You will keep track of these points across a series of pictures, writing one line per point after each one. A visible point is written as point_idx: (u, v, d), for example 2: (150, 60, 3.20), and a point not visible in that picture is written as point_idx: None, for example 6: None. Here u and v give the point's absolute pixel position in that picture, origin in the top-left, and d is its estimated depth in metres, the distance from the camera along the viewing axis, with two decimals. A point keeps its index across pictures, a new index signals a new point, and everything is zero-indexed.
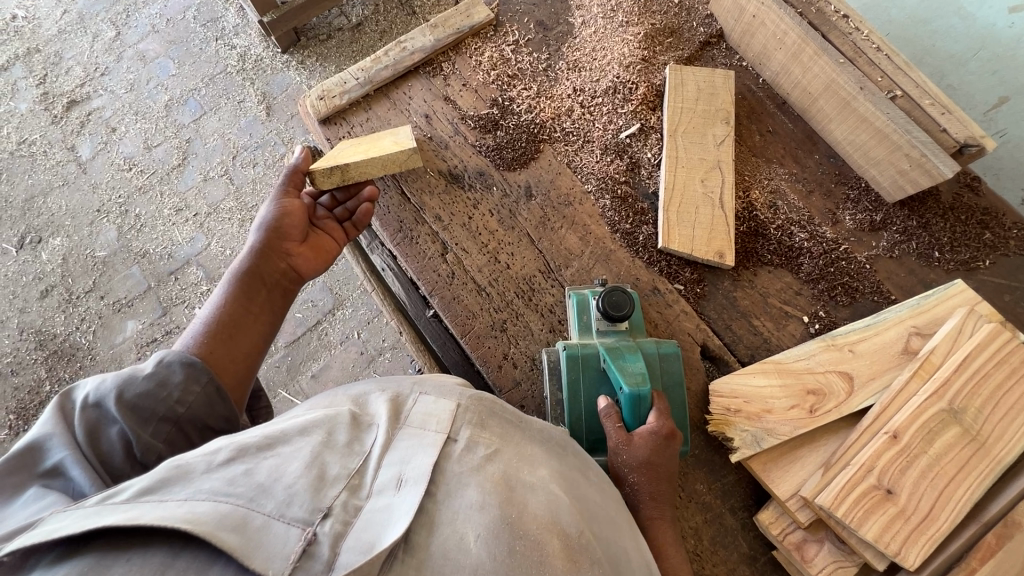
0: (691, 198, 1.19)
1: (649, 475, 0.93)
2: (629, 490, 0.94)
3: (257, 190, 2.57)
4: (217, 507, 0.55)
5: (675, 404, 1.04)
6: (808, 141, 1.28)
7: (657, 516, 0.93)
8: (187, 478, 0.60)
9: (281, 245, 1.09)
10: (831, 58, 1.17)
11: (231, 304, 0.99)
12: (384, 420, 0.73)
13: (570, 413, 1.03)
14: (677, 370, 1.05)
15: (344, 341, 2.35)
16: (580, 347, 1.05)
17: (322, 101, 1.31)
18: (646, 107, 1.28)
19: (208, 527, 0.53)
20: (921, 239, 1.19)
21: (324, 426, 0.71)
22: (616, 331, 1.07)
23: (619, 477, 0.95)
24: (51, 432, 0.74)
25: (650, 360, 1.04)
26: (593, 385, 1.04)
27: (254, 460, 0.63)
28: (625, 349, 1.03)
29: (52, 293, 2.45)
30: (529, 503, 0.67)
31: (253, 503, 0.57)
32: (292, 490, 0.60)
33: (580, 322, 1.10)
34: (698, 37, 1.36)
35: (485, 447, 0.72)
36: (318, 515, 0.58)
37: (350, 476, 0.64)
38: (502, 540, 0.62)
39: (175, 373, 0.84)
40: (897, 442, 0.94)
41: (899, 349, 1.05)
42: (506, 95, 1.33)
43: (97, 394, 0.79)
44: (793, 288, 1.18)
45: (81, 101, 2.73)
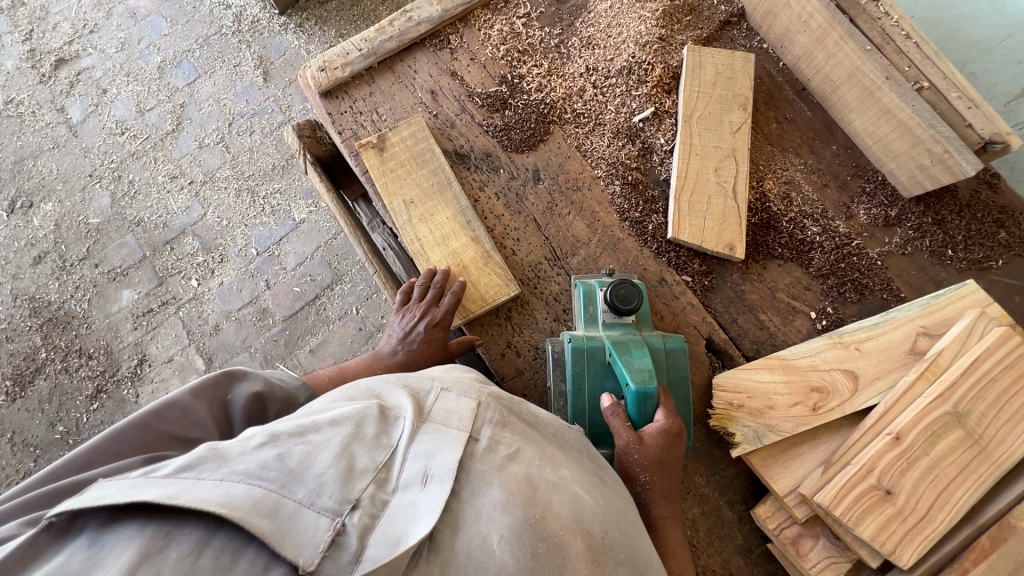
0: (703, 187, 1.16)
1: (659, 473, 0.93)
2: (641, 489, 0.93)
3: (254, 159, 2.50)
4: (251, 492, 0.55)
5: (680, 399, 1.03)
6: (826, 130, 1.24)
7: (669, 515, 0.93)
8: (222, 460, 0.59)
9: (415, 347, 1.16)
10: (858, 44, 1.11)
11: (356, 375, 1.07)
12: (410, 412, 0.72)
13: (574, 406, 1.03)
14: (682, 365, 1.04)
15: (342, 316, 2.34)
16: (585, 340, 1.03)
17: (323, 73, 1.24)
18: (661, 90, 1.23)
19: (242, 511, 0.53)
20: (935, 236, 1.17)
21: (353, 416, 0.69)
22: (622, 323, 1.06)
23: (630, 477, 0.94)
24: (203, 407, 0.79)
25: (656, 355, 1.03)
26: (598, 379, 1.03)
27: (286, 445, 0.62)
28: (632, 342, 1.01)
29: (45, 260, 2.41)
30: (552, 504, 0.66)
31: (285, 489, 0.57)
32: (322, 479, 0.60)
33: (586, 313, 1.08)
34: (718, 16, 1.30)
35: (507, 447, 0.72)
36: (347, 506, 0.58)
37: (377, 468, 0.64)
38: (525, 540, 0.61)
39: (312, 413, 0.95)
40: (899, 443, 0.94)
41: (907, 349, 1.05)
42: (515, 72, 1.27)
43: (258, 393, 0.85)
44: (802, 282, 1.17)
45: (70, 60, 2.63)
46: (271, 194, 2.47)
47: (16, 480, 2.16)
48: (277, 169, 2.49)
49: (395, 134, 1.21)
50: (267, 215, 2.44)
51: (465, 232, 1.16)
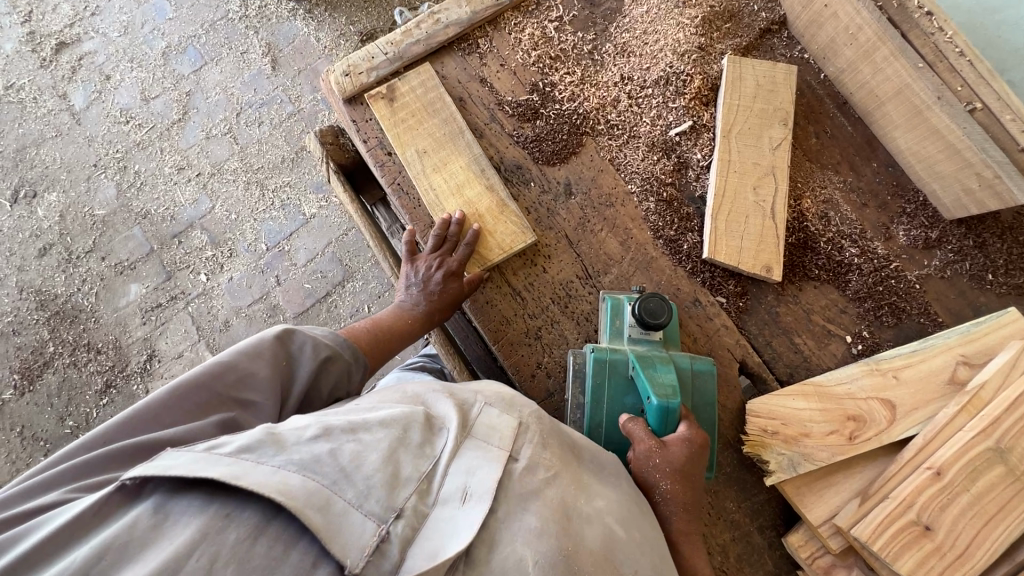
0: (741, 206, 1.13)
1: (683, 483, 0.89)
2: (659, 498, 0.89)
3: (263, 151, 2.44)
4: (307, 484, 0.59)
5: (704, 421, 1.01)
6: (867, 147, 1.21)
7: (690, 531, 0.88)
8: (280, 445, 0.63)
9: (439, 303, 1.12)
10: (909, 61, 1.06)
11: (385, 325, 1.05)
12: (455, 426, 0.73)
13: (592, 417, 1.00)
14: (709, 389, 1.02)
15: (354, 314, 2.32)
16: (609, 352, 1.01)
17: (348, 78, 1.20)
18: (699, 103, 1.18)
19: (298, 503, 0.57)
20: (976, 260, 1.14)
21: (402, 420, 0.71)
22: (649, 339, 1.04)
23: (649, 485, 0.89)
24: (257, 366, 0.81)
25: (684, 374, 1.00)
26: (620, 393, 1.00)
27: (338, 440, 0.66)
28: (660, 359, 0.99)
29: (51, 252, 2.36)
30: (585, 536, 0.68)
31: (336, 487, 0.61)
32: (371, 482, 0.63)
33: (612, 326, 1.06)
34: (759, 23, 1.24)
35: (545, 470, 0.73)
36: (392, 514, 0.62)
37: (421, 478, 0.66)
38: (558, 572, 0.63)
39: (358, 372, 0.95)
40: (940, 479, 0.92)
41: (946, 378, 1.03)
42: (547, 79, 1.23)
43: (307, 355, 0.86)
44: (839, 305, 1.15)
45: (71, 44, 2.55)
46: (281, 187, 2.41)
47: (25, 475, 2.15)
48: (286, 162, 2.43)
49: (402, 79, 1.20)
50: (276, 209, 2.40)
51: (497, 243, 1.13)
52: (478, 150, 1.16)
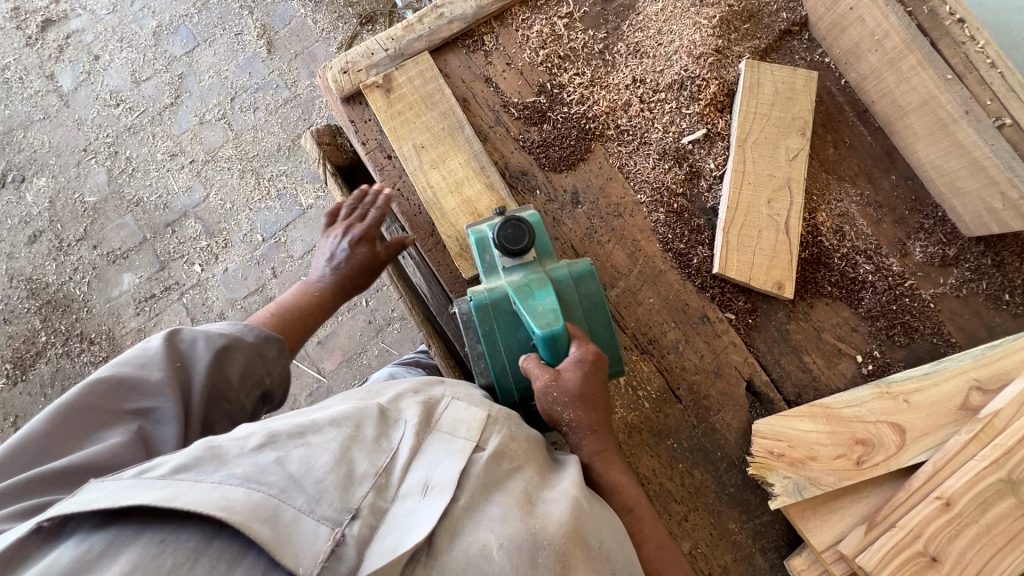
0: (754, 219, 1.09)
1: (584, 406, 0.86)
2: (568, 430, 0.87)
3: (258, 138, 2.37)
4: (250, 496, 0.57)
5: (601, 327, 0.97)
6: (886, 158, 1.16)
7: (605, 449, 0.87)
8: (220, 460, 0.61)
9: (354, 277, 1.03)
10: (937, 72, 1.02)
11: (295, 306, 0.97)
12: (413, 420, 0.74)
13: (494, 366, 0.96)
14: (594, 291, 0.97)
15: (351, 308, 2.18)
16: (486, 293, 0.95)
17: (346, 75, 1.14)
18: (714, 109, 1.13)
19: (241, 516, 0.55)
20: (993, 279, 1.10)
21: (353, 418, 0.71)
22: (522, 264, 0.96)
23: (555, 418, 0.87)
24: (146, 373, 0.75)
25: (563, 288, 0.95)
26: (509, 330, 0.95)
27: (285, 448, 0.64)
28: (535, 282, 0.93)
29: (41, 239, 2.31)
30: (552, 516, 0.67)
31: (284, 495, 0.59)
32: (322, 485, 0.61)
33: (484, 263, 0.98)
34: (779, 24, 1.19)
35: (509, 460, 0.73)
36: (347, 516, 0.60)
37: (377, 474, 0.66)
38: (524, 553, 0.62)
39: (272, 348, 0.87)
40: (949, 509, 0.91)
41: (958, 403, 1.01)
42: (555, 80, 1.17)
43: (201, 347, 0.79)
44: (850, 323, 1.11)
45: (58, 21, 2.46)
46: (277, 176, 2.34)
47: None
48: (282, 150, 2.36)
49: (402, 74, 1.14)
50: (272, 198, 2.33)
51: None
52: (482, 155, 1.11)
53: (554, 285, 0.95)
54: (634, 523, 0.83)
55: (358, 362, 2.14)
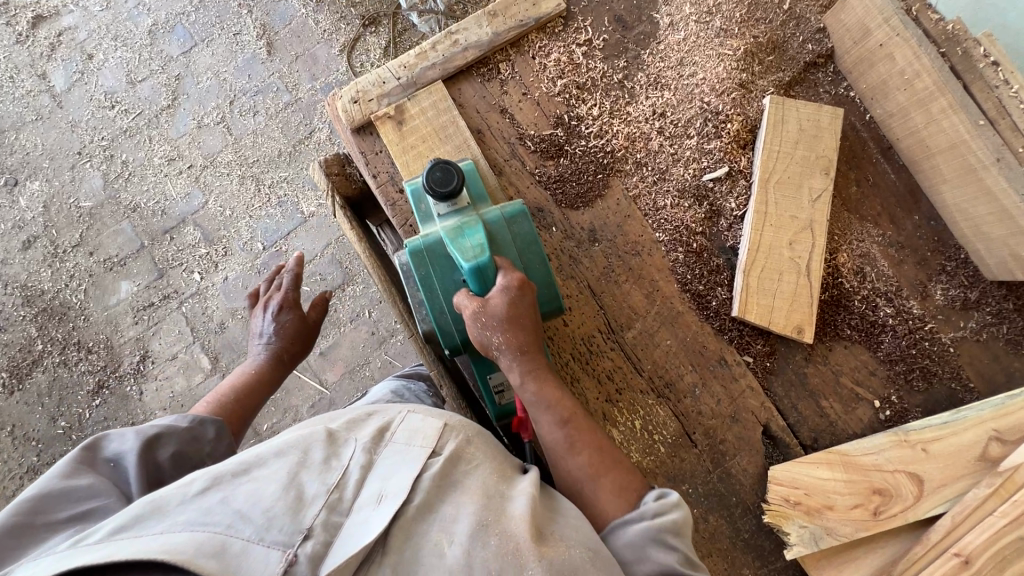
0: (775, 262, 1.06)
1: (509, 327, 0.87)
2: (497, 353, 0.88)
3: (258, 143, 2.30)
4: (194, 536, 0.55)
5: (536, 264, 0.96)
6: (909, 198, 1.13)
7: (534, 367, 0.87)
8: (162, 511, 0.59)
9: (281, 348, 1.15)
10: (969, 116, 1.00)
11: (236, 386, 1.07)
12: (364, 439, 0.72)
13: (432, 310, 0.95)
14: (527, 229, 0.97)
15: (354, 319, 2.14)
16: (420, 239, 0.94)
17: (356, 105, 1.11)
18: (737, 146, 1.10)
19: (186, 555, 0.53)
20: (1015, 324, 1.07)
21: (301, 444, 0.69)
22: (456, 208, 0.96)
23: (485, 345, 0.89)
24: (75, 482, 0.71)
25: (495, 228, 0.95)
26: (445, 273, 0.94)
27: (230, 486, 0.62)
28: (466, 224, 0.94)
29: (36, 245, 2.25)
30: (507, 508, 0.65)
31: (231, 528, 0.57)
32: (272, 513, 0.60)
33: (418, 212, 0.98)
34: (804, 57, 1.16)
35: (467, 462, 0.71)
36: (299, 537, 0.58)
37: (329, 492, 0.64)
38: (477, 541, 0.60)
39: (208, 429, 0.88)
40: (967, 566, 0.92)
41: (976, 454, 0.99)
42: (574, 112, 1.14)
43: (131, 438, 0.78)
44: (868, 367, 1.09)
45: (50, 18, 2.39)
46: (277, 183, 2.27)
47: (17, 474, 2.07)
48: (283, 155, 2.29)
49: (415, 105, 1.11)
50: (272, 206, 2.26)
51: None
52: (498, 192, 1.08)
53: (487, 227, 0.95)
54: (573, 433, 0.82)
55: (361, 374, 2.10)
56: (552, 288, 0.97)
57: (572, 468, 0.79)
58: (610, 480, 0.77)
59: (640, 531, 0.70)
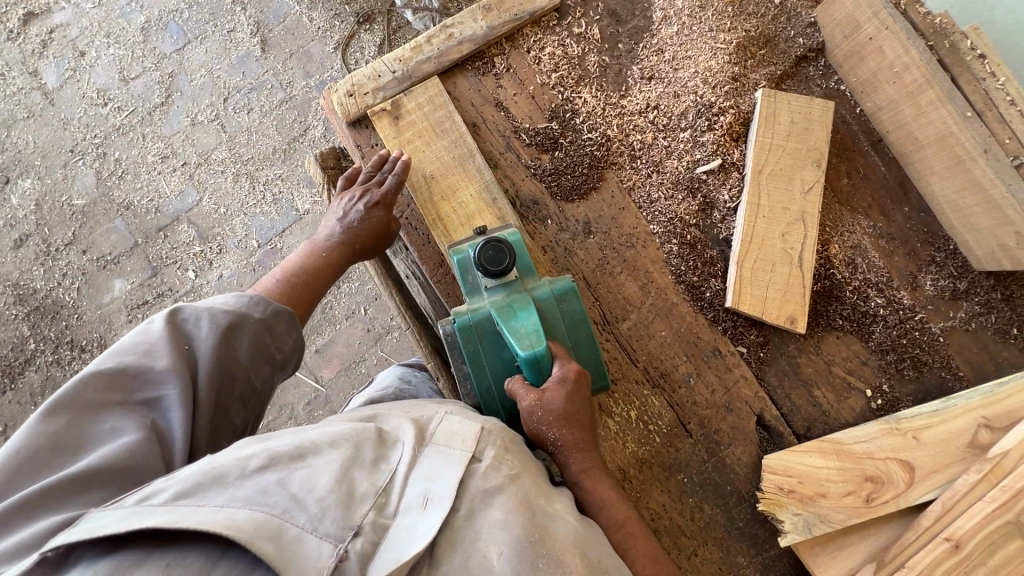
0: (768, 253, 1.07)
1: (568, 426, 0.83)
2: (552, 449, 0.84)
3: (253, 140, 2.29)
4: (254, 515, 0.54)
5: (584, 342, 0.95)
6: (899, 190, 1.15)
7: (590, 467, 0.83)
8: (221, 484, 0.58)
9: (357, 245, 1.02)
10: (957, 109, 1.01)
11: (303, 269, 0.97)
12: (410, 437, 0.70)
13: (479, 386, 0.93)
14: (577, 307, 0.95)
15: (349, 316, 2.13)
16: (470, 315, 0.93)
17: (352, 99, 1.12)
18: (730, 139, 1.12)
19: (247, 533, 0.52)
20: (1002, 314, 1.09)
21: (352, 438, 0.67)
22: (505, 283, 0.94)
23: (541, 437, 0.85)
24: (150, 361, 0.73)
25: (546, 307, 0.93)
26: (495, 351, 0.93)
27: (287, 468, 0.61)
28: (518, 304, 0.92)
29: (27, 243, 2.23)
30: (551, 528, 0.65)
31: (287, 514, 0.56)
32: (325, 504, 0.58)
33: (466, 284, 0.96)
34: (796, 50, 1.18)
35: (509, 467, 0.69)
36: (349, 533, 0.57)
37: (377, 493, 0.62)
38: (526, 559, 0.60)
39: (281, 322, 0.85)
40: (958, 551, 0.93)
41: (966, 442, 1.01)
42: (569, 105, 1.14)
43: (205, 326, 0.77)
44: (860, 356, 1.10)
45: (42, 15, 2.37)
46: (272, 181, 2.27)
47: None
48: (277, 153, 2.28)
49: (410, 98, 1.12)
50: (267, 203, 2.25)
51: None
52: (494, 185, 1.08)
53: (537, 305, 0.94)
54: (627, 539, 0.80)
55: (356, 371, 2.09)
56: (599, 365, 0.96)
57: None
58: None
59: None
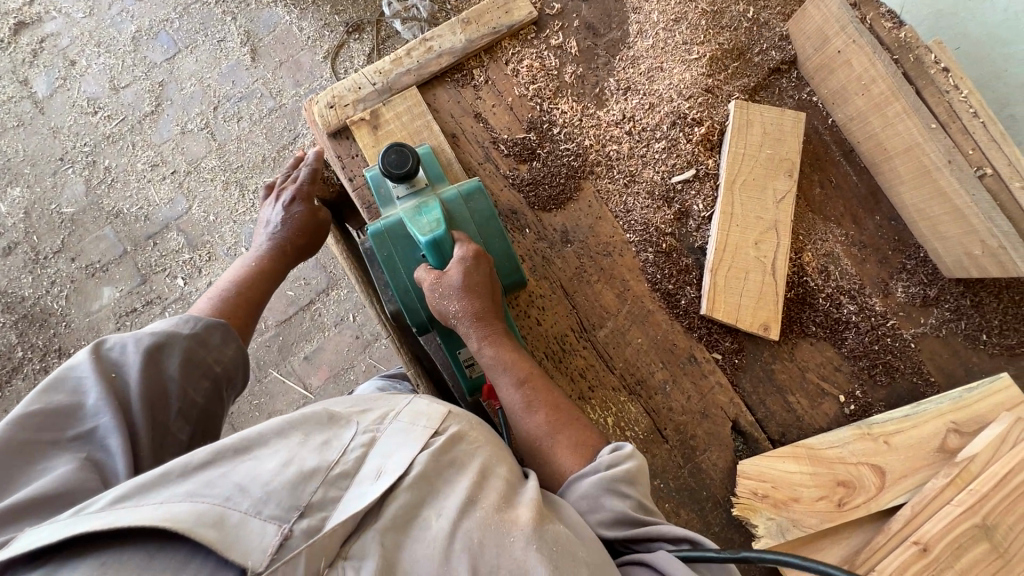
0: (742, 262, 1.09)
1: (468, 297, 0.93)
2: (456, 321, 0.94)
3: (243, 148, 2.31)
4: (194, 507, 0.56)
5: (494, 237, 1.02)
6: (871, 199, 1.17)
7: (488, 331, 0.94)
8: (163, 483, 0.58)
9: (287, 244, 1.09)
10: (922, 120, 1.04)
11: (236, 282, 1.01)
12: (364, 421, 0.70)
13: (397, 288, 1.00)
14: (483, 205, 1.02)
15: (338, 323, 2.14)
16: (381, 221, 0.98)
17: (332, 110, 1.14)
18: (704, 149, 1.14)
19: (185, 524, 0.54)
20: (972, 320, 1.11)
21: (301, 424, 0.68)
22: (414, 190, 1.01)
23: (445, 314, 0.95)
24: (81, 398, 0.73)
25: (452, 206, 1.00)
26: (407, 250, 0.99)
27: (230, 462, 0.62)
28: (423, 203, 0.98)
29: (16, 251, 2.24)
30: (498, 489, 0.66)
31: (229, 501, 0.57)
32: (269, 488, 0.59)
33: (379, 196, 1.03)
34: (769, 63, 1.20)
35: (468, 443, 0.70)
36: (295, 513, 0.58)
37: (329, 468, 0.63)
38: (464, 513, 0.61)
39: (215, 334, 0.87)
40: (926, 555, 0.94)
41: (935, 446, 1.02)
42: (546, 116, 1.17)
43: (131, 352, 0.79)
44: (833, 362, 1.12)
45: (33, 25, 2.39)
46: (261, 188, 2.28)
47: None
48: (267, 161, 2.30)
49: (390, 109, 1.14)
50: (257, 211, 2.26)
51: None
52: None
53: (444, 205, 1.01)
54: (530, 393, 0.88)
55: (344, 378, 2.09)
56: (510, 258, 1.03)
57: (530, 424, 0.85)
58: (566, 437, 0.82)
59: (594, 482, 0.72)
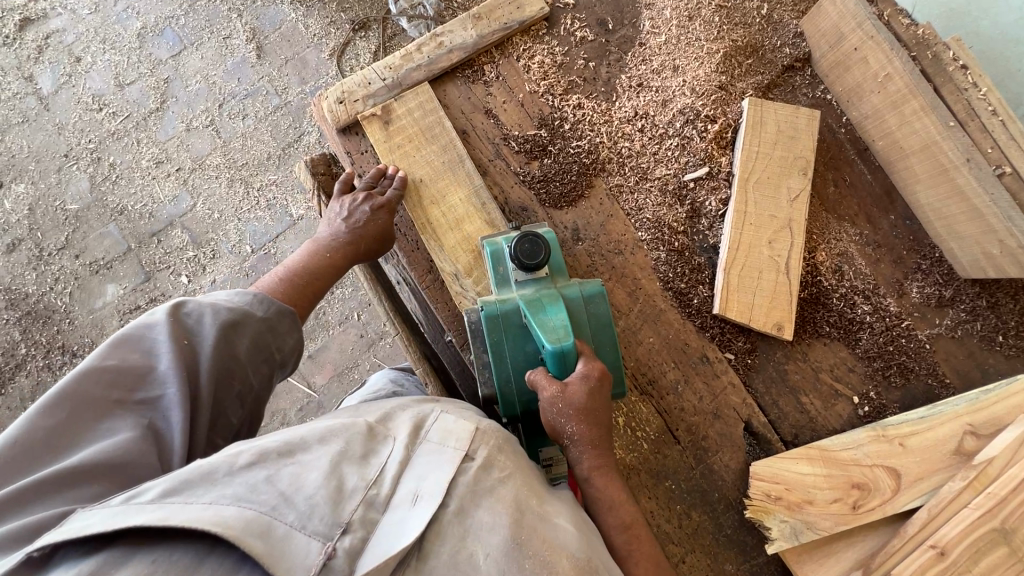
0: (755, 261, 1.08)
1: (587, 423, 0.82)
2: (568, 443, 0.83)
3: (248, 145, 2.30)
4: (244, 513, 0.54)
5: (607, 348, 0.94)
6: (885, 198, 1.16)
7: (603, 465, 0.83)
8: (210, 481, 0.57)
9: (355, 248, 1.02)
10: (940, 118, 1.03)
11: (304, 270, 0.96)
12: (402, 435, 0.70)
13: (499, 376, 0.92)
14: (604, 312, 0.95)
15: (342, 321, 2.12)
16: (498, 304, 0.92)
17: (342, 105, 1.13)
18: (718, 146, 1.13)
19: (236, 530, 0.52)
20: (988, 321, 1.09)
21: (342, 433, 0.67)
22: (535, 278, 0.95)
23: (557, 431, 0.84)
24: (154, 360, 0.73)
25: (573, 307, 0.93)
26: (518, 342, 0.92)
27: (276, 466, 0.61)
28: (546, 299, 0.91)
29: (20, 248, 2.23)
30: (541, 529, 0.64)
31: (276, 512, 0.56)
32: (313, 502, 0.58)
33: (496, 275, 0.97)
34: (782, 60, 1.19)
35: (500, 469, 0.69)
36: (338, 530, 0.57)
37: (368, 486, 0.62)
38: (512, 559, 0.60)
39: (284, 321, 0.86)
40: (944, 558, 0.92)
41: (952, 448, 1.01)
42: (558, 113, 1.16)
43: (208, 323, 0.77)
44: (847, 363, 1.11)
45: (37, 21, 2.39)
46: (266, 186, 2.27)
47: None
48: (272, 158, 2.29)
49: (401, 105, 1.13)
50: (261, 209, 2.26)
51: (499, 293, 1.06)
52: (483, 191, 1.09)
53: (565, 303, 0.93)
54: (632, 542, 0.78)
55: (348, 377, 2.08)
56: (619, 372, 0.95)
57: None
58: None
59: None
